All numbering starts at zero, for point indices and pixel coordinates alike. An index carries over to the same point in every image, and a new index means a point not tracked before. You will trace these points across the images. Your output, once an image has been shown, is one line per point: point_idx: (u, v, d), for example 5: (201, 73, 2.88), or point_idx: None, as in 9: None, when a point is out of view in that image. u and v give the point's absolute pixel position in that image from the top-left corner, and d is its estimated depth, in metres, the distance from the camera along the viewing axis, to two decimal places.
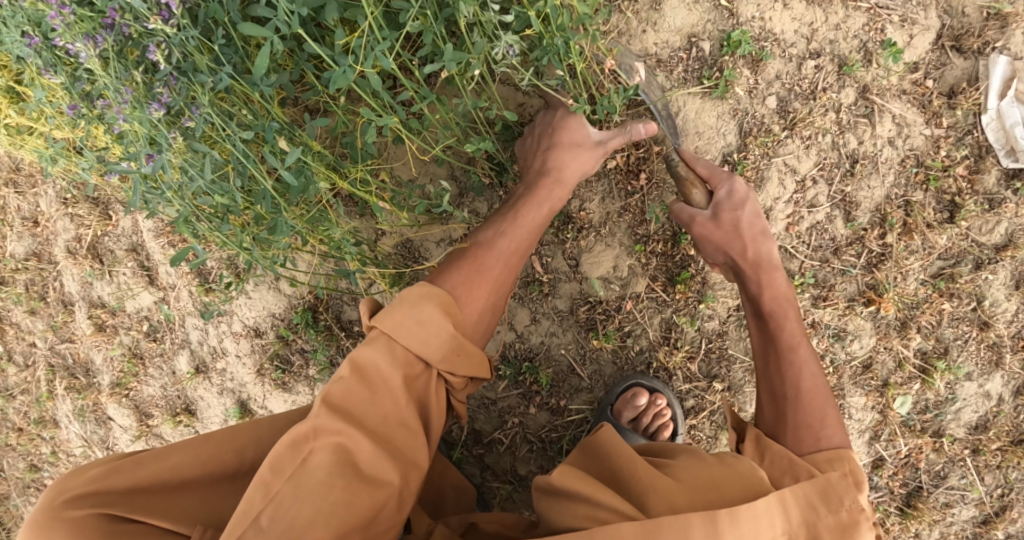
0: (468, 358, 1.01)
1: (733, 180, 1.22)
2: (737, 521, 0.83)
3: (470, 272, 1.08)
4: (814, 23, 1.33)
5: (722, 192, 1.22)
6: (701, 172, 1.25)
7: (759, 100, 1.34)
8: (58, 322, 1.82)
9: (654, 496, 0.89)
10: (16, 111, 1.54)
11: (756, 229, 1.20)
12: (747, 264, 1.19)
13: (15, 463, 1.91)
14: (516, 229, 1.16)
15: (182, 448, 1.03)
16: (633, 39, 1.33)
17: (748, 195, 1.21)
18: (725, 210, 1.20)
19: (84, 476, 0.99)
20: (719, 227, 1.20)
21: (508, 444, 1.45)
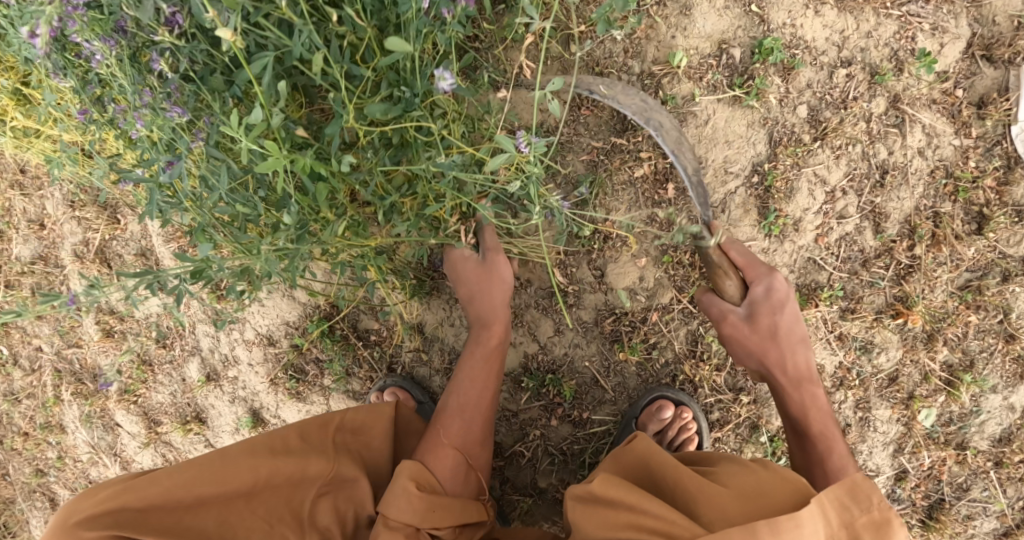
0: (445, 510, 1.12)
1: (772, 276, 1.23)
2: (781, 530, 0.87)
3: (436, 443, 1.19)
4: (845, 31, 1.31)
5: (760, 289, 1.23)
6: (736, 261, 1.25)
7: (790, 109, 1.31)
8: (65, 326, 1.78)
9: (703, 504, 0.95)
10: (23, 114, 1.50)
11: (795, 337, 1.23)
12: (787, 379, 1.22)
13: (21, 467, 1.87)
14: (469, 384, 1.27)
15: (194, 465, 1.07)
16: (661, 44, 1.30)
17: (789, 295, 1.23)
18: (763, 312, 1.22)
19: (97, 496, 1.04)
20: (760, 336, 1.22)
21: (530, 457, 1.43)
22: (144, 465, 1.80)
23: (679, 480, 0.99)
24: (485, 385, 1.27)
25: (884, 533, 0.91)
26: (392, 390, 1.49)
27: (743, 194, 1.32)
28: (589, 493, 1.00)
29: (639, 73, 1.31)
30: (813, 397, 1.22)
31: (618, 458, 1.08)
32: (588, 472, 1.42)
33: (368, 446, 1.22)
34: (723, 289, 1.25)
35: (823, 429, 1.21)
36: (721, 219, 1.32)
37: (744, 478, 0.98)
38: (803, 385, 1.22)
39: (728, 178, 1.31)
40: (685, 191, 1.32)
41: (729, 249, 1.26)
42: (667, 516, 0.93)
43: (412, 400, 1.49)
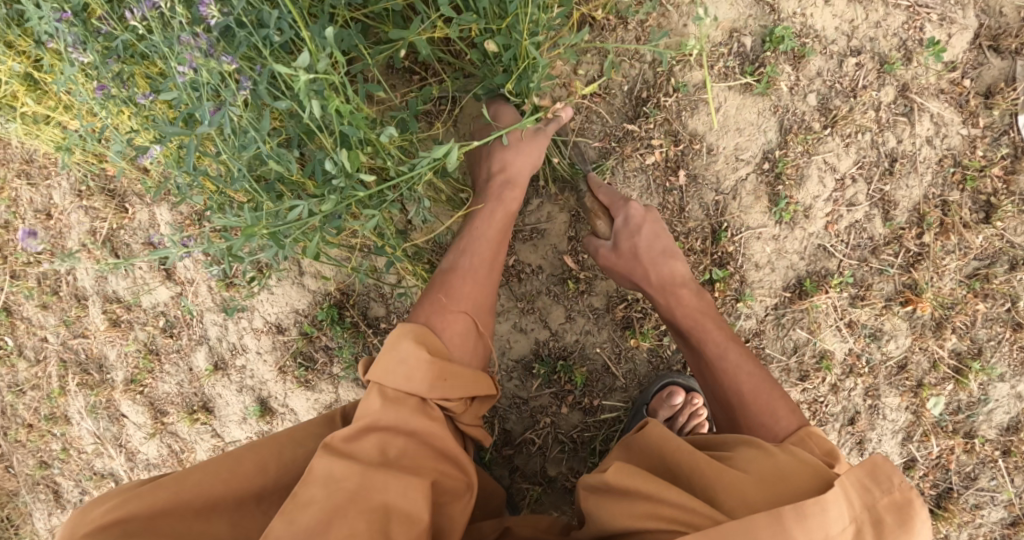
0: (457, 380, 1.01)
1: (628, 205, 1.22)
2: (804, 516, 0.85)
3: (439, 300, 1.09)
4: (855, 20, 1.32)
5: (620, 219, 1.22)
6: (603, 201, 1.25)
7: (800, 97, 1.32)
8: (72, 316, 1.78)
9: (723, 491, 0.93)
10: (36, 99, 1.51)
11: (658, 249, 1.21)
12: (654, 286, 1.20)
13: (25, 459, 1.86)
14: (478, 247, 1.17)
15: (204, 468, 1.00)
16: (673, 32, 1.31)
17: (646, 218, 1.22)
18: (623, 238, 1.22)
19: (98, 511, 0.96)
20: (624, 261, 1.21)
21: (540, 445, 1.43)
22: (149, 456, 1.79)
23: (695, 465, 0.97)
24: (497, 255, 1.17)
25: (907, 513, 0.87)
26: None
27: (754, 181, 1.32)
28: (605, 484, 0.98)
29: (651, 61, 1.32)
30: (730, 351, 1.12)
31: (632, 446, 1.05)
32: (599, 460, 1.42)
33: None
34: (596, 231, 1.26)
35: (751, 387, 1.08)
36: (731, 206, 1.33)
37: (763, 460, 0.95)
38: (693, 304, 1.18)
39: (739, 165, 1.32)
40: (696, 178, 1.33)
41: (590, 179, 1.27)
42: (685, 504, 0.91)
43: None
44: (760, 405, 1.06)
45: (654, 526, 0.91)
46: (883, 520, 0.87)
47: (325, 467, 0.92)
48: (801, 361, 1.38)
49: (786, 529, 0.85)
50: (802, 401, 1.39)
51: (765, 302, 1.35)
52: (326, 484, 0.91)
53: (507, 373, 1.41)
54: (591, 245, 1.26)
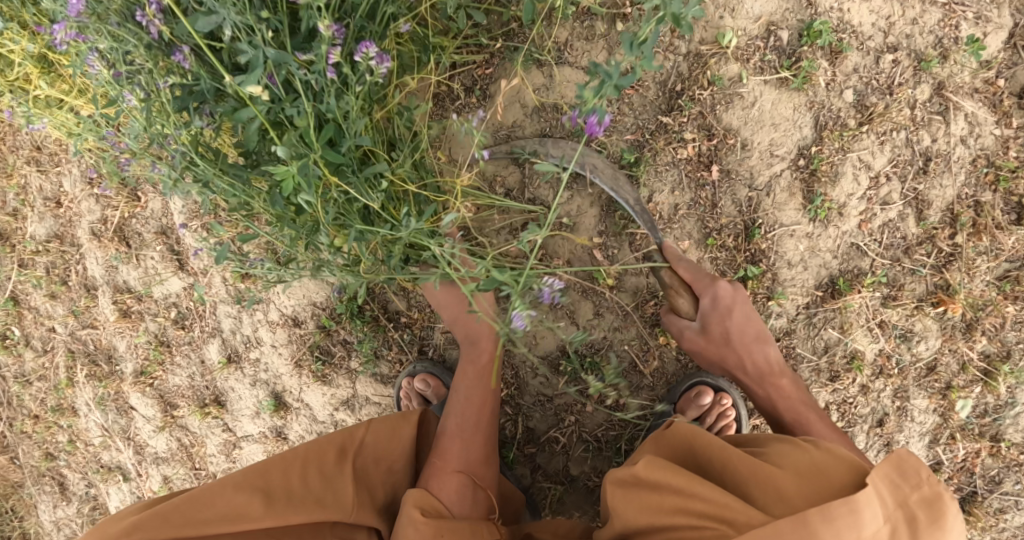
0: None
1: (716, 288, 1.21)
2: (832, 518, 0.80)
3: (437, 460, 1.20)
4: (891, 17, 1.30)
5: (708, 301, 1.22)
6: (684, 277, 1.25)
7: (836, 93, 1.30)
8: (81, 306, 1.75)
9: (757, 486, 0.88)
10: (49, 82, 1.47)
11: (749, 334, 1.23)
12: (748, 371, 1.24)
13: (31, 451, 1.83)
14: (465, 410, 1.27)
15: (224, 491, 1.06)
16: (709, 24, 1.29)
17: (735, 303, 1.22)
18: (713, 321, 1.22)
19: (120, 524, 1.01)
20: (713, 343, 1.23)
21: (564, 443, 1.41)
22: (158, 450, 1.76)
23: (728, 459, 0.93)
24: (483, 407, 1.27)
25: (938, 508, 0.82)
26: (422, 376, 1.46)
27: (788, 177, 1.31)
28: (632, 477, 0.94)
29: (686, 53, 1.30)
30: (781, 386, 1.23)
31: (660, 439, 1.03)
32: (623, 460, 1.39)
33: (389, 474, 1.19)
34: (677, 306, 1.26)
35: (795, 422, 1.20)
36: (765, 203, 1.31)
37: (799, 455, 0.90)
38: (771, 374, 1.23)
39: (774, 161, 1.30)
40: (729, 173, 1.31)
41: (667, 249, 1.27)
42: (717, 500, 0.86)
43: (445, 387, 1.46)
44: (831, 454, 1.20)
45: (684, 523, 0.87)
46: (917, 517, 0.82)
47: None
48: (832, 361, 1.35)
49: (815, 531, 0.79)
50: (831, 401, 1.37)
51: (796, 301, 1.33)
52: None
53: (532, 369, 1.38)
54: (673, 323, 1.27)
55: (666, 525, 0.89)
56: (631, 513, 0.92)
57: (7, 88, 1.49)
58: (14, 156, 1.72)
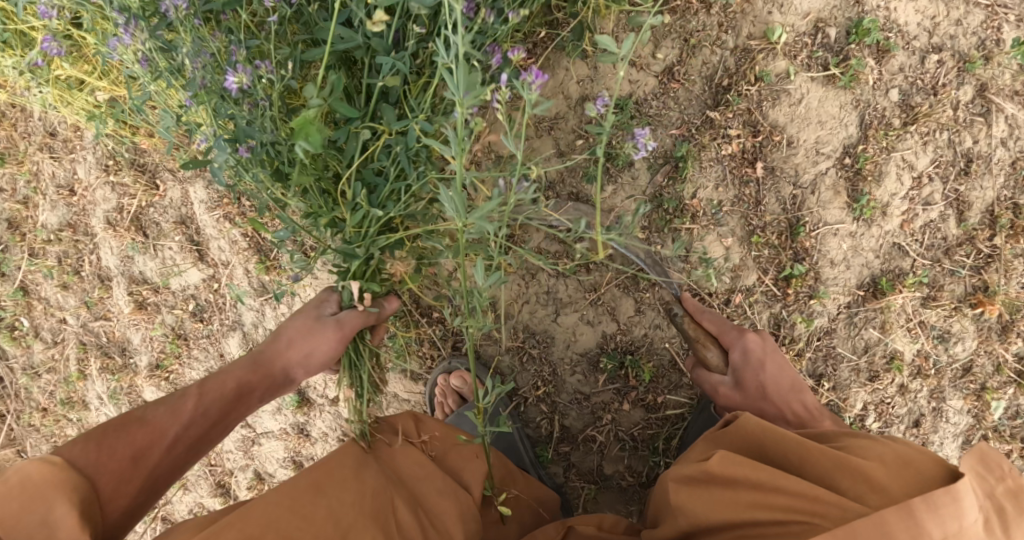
0: None
1: (744, 339, 1.18)
2: (934, 506, 0.78)
3: (108, 465, 0.96)
4: (937, 17, 1.29)
5: (738, 354, 1.18)
6: (711, 330, 1.23)
7: (881, 92, 1.29)
8: (94, 298, 1.70)
9: (845, 477, 0.88)
10: (72, 63, 1.43)
11: (785, 385, 1.15)
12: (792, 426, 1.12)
13: (39, 445, 1.78)
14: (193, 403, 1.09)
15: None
16: (756, 20, 1.28)
17: (766, 352, 1.17)
18: (747, 374, 1.16)
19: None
20: (748, 398, 1.15)
21: (600, 442, 1.38)
22: None
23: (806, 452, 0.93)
24: (211, 429, 1.09)
25: None
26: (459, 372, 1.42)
27: (833, 175, 1.30)
28: (705, 474, 0.93)
29: (733, 48, 1.28)
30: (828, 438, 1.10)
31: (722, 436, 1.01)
32: (661, 460, 1.37)
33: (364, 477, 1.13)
34: (707, 361, 1.22)
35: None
36: (810, 201, 1.30)
37: (882, 449, 0.91)
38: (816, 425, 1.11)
39: (820, 159, 1.30)
40: (774, 170, 1.30)
41: (688, 302, 1.27)
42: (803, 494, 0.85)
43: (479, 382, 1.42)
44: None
45: (765, 517, 0.86)
46: (1004, 508, 0.81)
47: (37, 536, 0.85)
48: (872, 361, 1.35)
49: (920, 523, 0.77)
50: (869, 401, 1.36)
51: (838, 300, 1.33)
52: None
53: (570, 366, 1.36)
54: (707, 380, 1.21)
55: (743, 519, 0.87)
56: (701, 511, 0.91)
57: (26, 67, 1.44)
58: (26, 142, 1.67)
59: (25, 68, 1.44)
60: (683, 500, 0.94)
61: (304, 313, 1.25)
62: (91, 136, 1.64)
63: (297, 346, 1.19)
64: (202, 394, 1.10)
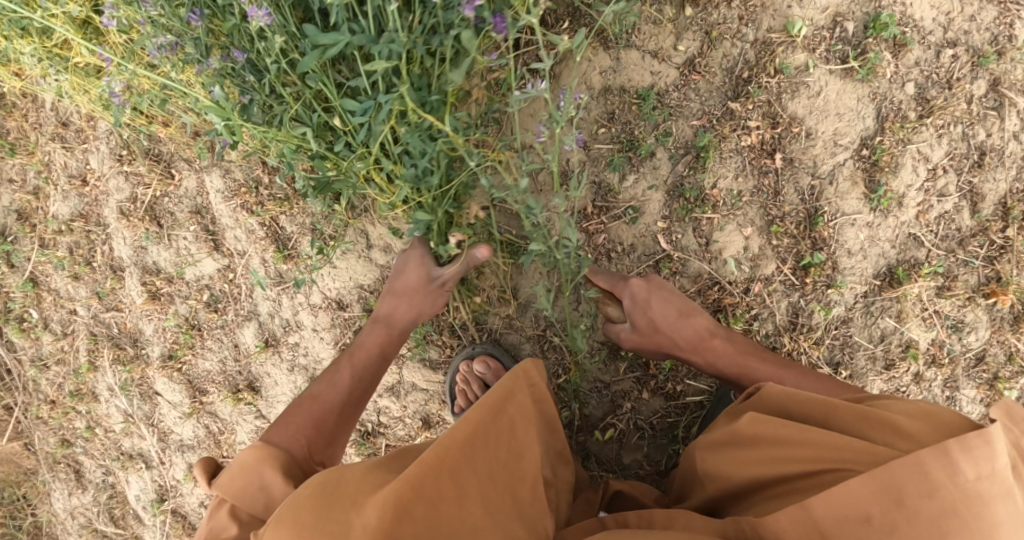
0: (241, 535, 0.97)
1: (630, 285, 1.25)
2: (967, 447, 0.78)
3: (288, 433, 1.12)
4: (951, 12, 1.31)
5: (628, 300, 1.25)
6: (604, 285, 1.28)
7: (898, 86, 1.31)
8: (106, 288, 1.68)
9: (875, 430, 0.91)
10: (91, 50, 1.42)
11: (674, 312, 1.23)
12: (685, 348, 1.23)
13: (47, 437, 1.77)
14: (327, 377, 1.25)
15: (287, 522, 0.83)
16: (776, 13, 1.29)
17: (650, 291, 1.23)
18: (638, 317, 1.24)
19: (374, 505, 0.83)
20: (646, 337, 1.24)
21: (620, 430, 1.39)
22: (183, 437, 1.71)
23: (834, 411, 0.96)
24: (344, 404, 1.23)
25: None
26: (479, 358, 1.39)
27: (851, 166, 1.32)
28: (738, 436, 0.99)
29: (753, 41, 1.30)
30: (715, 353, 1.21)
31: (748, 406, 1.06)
32: (680, 447, 1.38)
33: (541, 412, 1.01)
34: (611, 316, 1.29)
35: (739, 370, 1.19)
36: (828, 191, 1.32)
37: (912, 406, 0.93)
38: (707, 344, 1.21)
39: (838, 150, 1.32)
40: (792, 161, 1.32)
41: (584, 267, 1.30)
42: (831, 442, 0.89)
43: (503, 369, 1.38)
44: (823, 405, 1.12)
45: (798, 470, 0.90)
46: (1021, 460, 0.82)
47: (361, 518, 0.82)
48: (888, 349, 1.36)
49: (951, 460, 0.78)
50: (885, 389, 1.38)
51: (855, 290, 1.34)
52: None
53: (591, 354, 1.37)
54: (611, 330, 1.29)
55: (777, 475, 0.92)
56: (734, 472, 0.97)
57: (45, 54, 1.42)
58: (37, 133, 1.66)
59: (43, 56, 1.43)
60: (717, 464, 0.99)
61: (408, 268, 1.34)
62: (104, 126, 1.63)
63: (419, 303, 1.34)
64: (354, 364, 1.28)
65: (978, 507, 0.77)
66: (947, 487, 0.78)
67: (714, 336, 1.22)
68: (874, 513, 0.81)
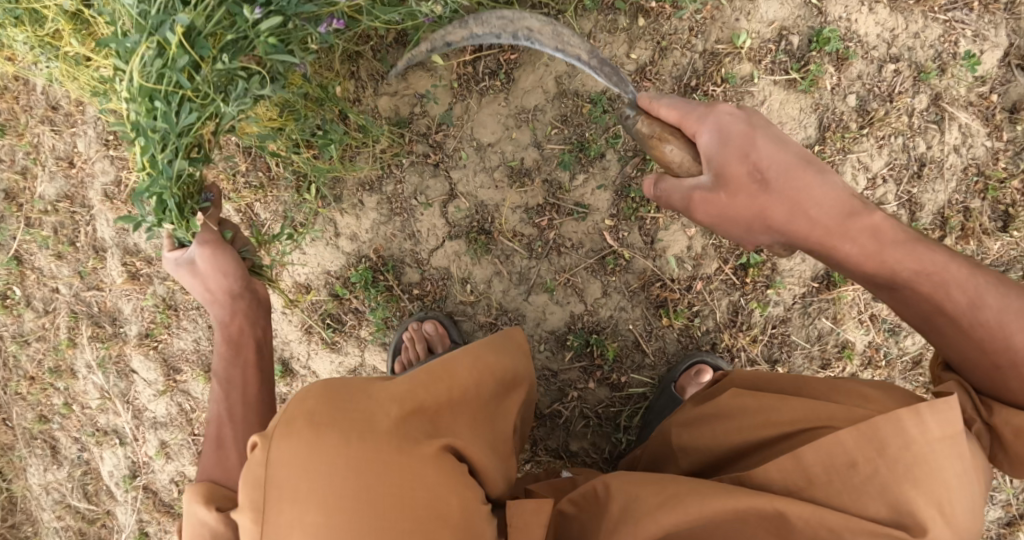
0: None
1: (718, 116, 0.96)
2: (934, 406, 0.81)
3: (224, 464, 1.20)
4: (896, 29, 1.37)
5: (709, 138, 0.96)
6: (670, 120, 1.01)
7: (840, 97, 1.37)
8: (87, 268, 1.76)
9: (846, 397, 0.94)
10: (80, 40, 1.49)
11: (784, 167, 0.95)
12: (817, 237, 0.95)
13: (24, 412, 1.84)
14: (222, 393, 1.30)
15: (304, 416, 0.93)
16: (725, 25, 1.37)
17: (749, 134, 0.95)
18: (735, 165, 0.95)
19: (393, 400, 0.95)
20: (750, 200, 0.96)
21: (565, 418, 1.46)
22: (157, 415, 1.78)
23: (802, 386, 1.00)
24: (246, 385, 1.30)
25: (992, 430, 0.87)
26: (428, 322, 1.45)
27: None
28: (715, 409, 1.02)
29: (702, 51, 1.37)
30: (919, 260, 0.91)
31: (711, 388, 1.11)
32: (623, 436, 1.44)
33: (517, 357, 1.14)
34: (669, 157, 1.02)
35: (918, 266, 0.92)
36: None
37: (874, 381, 0.97)
38: (853, 230, 0.93)
39: None
40: None
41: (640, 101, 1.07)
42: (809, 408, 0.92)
43: (448, 336, 1.44)
44: None
45: (777, 434, 0.93)
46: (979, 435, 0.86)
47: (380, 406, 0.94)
48: (825, 349, 1.41)
49: (920, 418, 0.81)
50: None
51: (793, 291, 1.40)
52: (369, 435, 0.91)
53: (539, 343, 1.44)
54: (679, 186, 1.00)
55: (757, 440, 0.95)
56: (709, 442, 1.00)
57: (37, 43, 1.50)
58: (27, 115, 1.73)
59: (35, 44, 1.51)
60: (692, 435, 1.03)
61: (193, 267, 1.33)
62: (92, 112, 1.71)
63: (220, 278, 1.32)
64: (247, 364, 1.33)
65: (949, 461, 0.81)
66: (919, 443, 0.81)
67: (858, 240, 0.94)
68: (859, 459, 0.83)
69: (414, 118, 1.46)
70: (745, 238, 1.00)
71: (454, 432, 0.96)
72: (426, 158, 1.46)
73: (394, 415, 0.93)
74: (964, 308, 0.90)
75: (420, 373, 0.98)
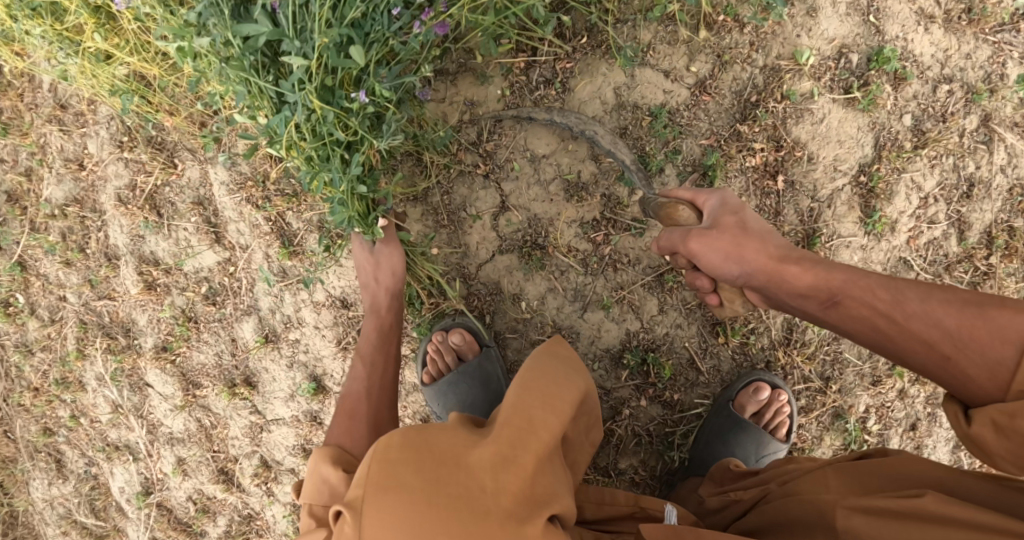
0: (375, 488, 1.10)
1: (723, 192, 1.16)
2: None
3: (350, 433, 1.17)
4: (948, 50, 1.38)
5: (715, 202, 1.15)
6: (686, 195, 1.20)
7: (896, 117, 1.38)
8: (99, 276, 1.65)
9: None
10: (103, 36, 1.38)
11: (762, 228, 1.10)
12: (772, 260, 1.05)
13: (27, 425, 1.72)
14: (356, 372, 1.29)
15: (391, 487, 0.79)
16: (786, 41, 1.36)
17: (741, 204, 1.13)
18: (724, 216, 1.12)
19: (488, 472, 0.80)
20: (721, 232, 1.09)
21: (617, 436, 1.43)
22: (173, 430, 1.68)
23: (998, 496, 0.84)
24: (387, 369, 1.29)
25: None
26: (455, 329, 1.39)
27: (848, 192, 1.39)
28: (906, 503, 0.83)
29: (762, 66, 1.36)
30: (847, 273, 0.97)
31: (870, 468, 0.95)
32: (675, 454, 1.42)
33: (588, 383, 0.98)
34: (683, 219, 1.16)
35: (848, 275, 0.97)
36: (826, 213, 1.39)
37: None
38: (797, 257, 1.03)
39: (837, 175, 1.38)
40: (794, 184, 1.38)
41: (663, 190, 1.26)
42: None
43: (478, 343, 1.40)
44: (966, 331, 0.84)
45: None
46: None
47: (474, 479, 0.79)
48: (875, 366, 1.42)
49: None
50: (872, 405, 1.42)
51: None
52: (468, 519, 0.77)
53: (593, 361, 1.41)
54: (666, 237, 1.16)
55: None
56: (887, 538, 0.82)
57: (55, 37, 1.39)
58: (32, 114, 1.61)
59: (53, 38, 1.40)
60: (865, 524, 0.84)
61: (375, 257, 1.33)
62: (106, 111, 1.60)
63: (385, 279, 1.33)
64: (390, 357, 1.30)
65: None
66: None
67: (800, 263, 1.03)
68: None
69: (463, 126, 1.40)
70: (715, 269, 1.10)
71: (563, 501, 0.83)
72: (475, 169, 1.40)
73: (496, 492, 0.79)
74: (889, 304, 0.92)
75: (507, 432, 0.83)
